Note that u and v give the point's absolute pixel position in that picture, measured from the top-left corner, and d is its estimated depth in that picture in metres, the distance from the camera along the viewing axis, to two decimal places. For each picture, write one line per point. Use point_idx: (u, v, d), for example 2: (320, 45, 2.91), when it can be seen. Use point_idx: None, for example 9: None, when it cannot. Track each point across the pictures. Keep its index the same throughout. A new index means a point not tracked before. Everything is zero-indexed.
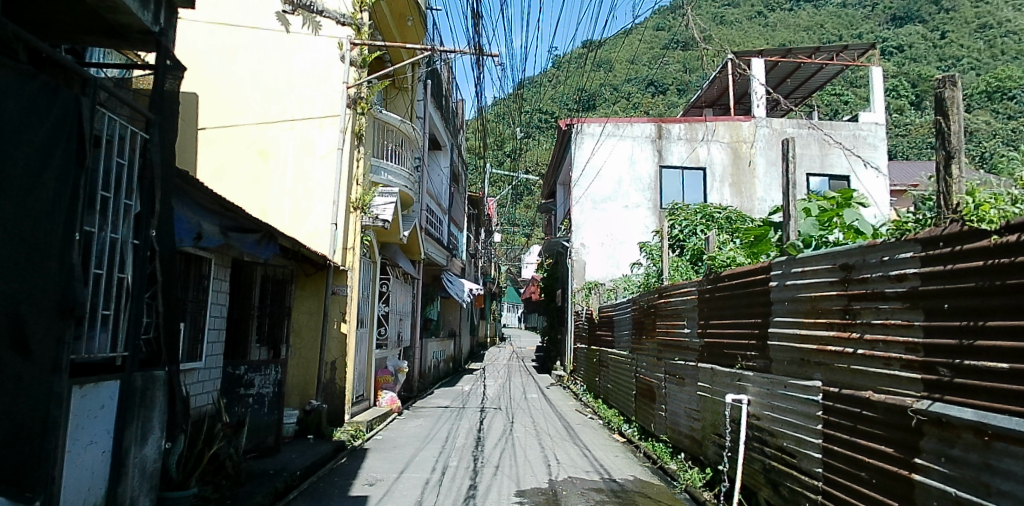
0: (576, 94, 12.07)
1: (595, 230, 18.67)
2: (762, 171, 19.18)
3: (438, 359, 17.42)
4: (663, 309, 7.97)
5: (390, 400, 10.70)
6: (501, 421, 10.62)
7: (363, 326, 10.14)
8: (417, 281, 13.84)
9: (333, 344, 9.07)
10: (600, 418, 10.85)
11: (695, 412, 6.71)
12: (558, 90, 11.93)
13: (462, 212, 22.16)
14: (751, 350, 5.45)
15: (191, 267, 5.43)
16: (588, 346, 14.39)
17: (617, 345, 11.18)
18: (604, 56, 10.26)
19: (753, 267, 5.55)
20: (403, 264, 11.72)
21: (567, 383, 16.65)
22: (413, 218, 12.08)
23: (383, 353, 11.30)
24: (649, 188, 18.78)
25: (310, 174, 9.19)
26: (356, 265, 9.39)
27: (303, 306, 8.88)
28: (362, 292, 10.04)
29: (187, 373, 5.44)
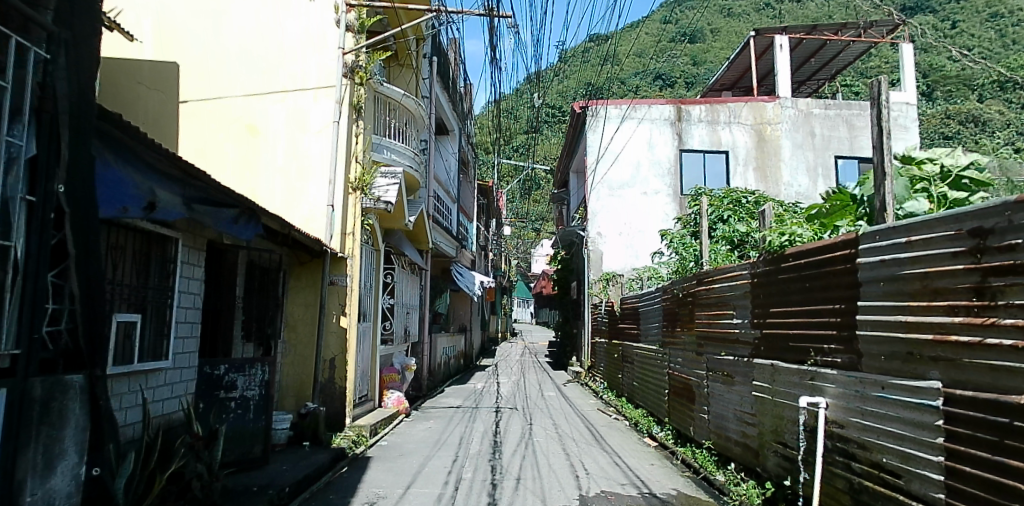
0: (585, 90, 11.22)
1: (613, 218, 17.64)
2: (789, 154, 18.00)
3: (449, 356, 16.50)
4: (704, 298, 6.98)
5: (397, 401, 9.78)
6: (519, 423, 9.66)
7: (366, 321, 9.24)
8: (425, 271, 12.93)
9: (332, 340, 8.17)
10: (628, 420, 9.87)
11: (750, 416, 5.73)
12: (566, 85, 11.05)
13: (472, 201, 21.26)
14: (830, 343, 4.48)
15: (150, 248, 4.58)
16: (609, 340, 13.41)
17: (644, 339, 10.18)
18: (611, 51, 9.39)
19: (830, 241, 4.57)
20: (409, 252, 10.80)
21: (585, 380, 15.65)
22: (420, 203, 11.15)
23: (389, 349, 10.39)
24: (668, 173, 17.74)
25: (303, 151, 8.33)
26: (356, 252, 8.42)
27: (298, 298, 8.01)
28: (365, 283, 9.13)
29: (148, 375, 4.57)
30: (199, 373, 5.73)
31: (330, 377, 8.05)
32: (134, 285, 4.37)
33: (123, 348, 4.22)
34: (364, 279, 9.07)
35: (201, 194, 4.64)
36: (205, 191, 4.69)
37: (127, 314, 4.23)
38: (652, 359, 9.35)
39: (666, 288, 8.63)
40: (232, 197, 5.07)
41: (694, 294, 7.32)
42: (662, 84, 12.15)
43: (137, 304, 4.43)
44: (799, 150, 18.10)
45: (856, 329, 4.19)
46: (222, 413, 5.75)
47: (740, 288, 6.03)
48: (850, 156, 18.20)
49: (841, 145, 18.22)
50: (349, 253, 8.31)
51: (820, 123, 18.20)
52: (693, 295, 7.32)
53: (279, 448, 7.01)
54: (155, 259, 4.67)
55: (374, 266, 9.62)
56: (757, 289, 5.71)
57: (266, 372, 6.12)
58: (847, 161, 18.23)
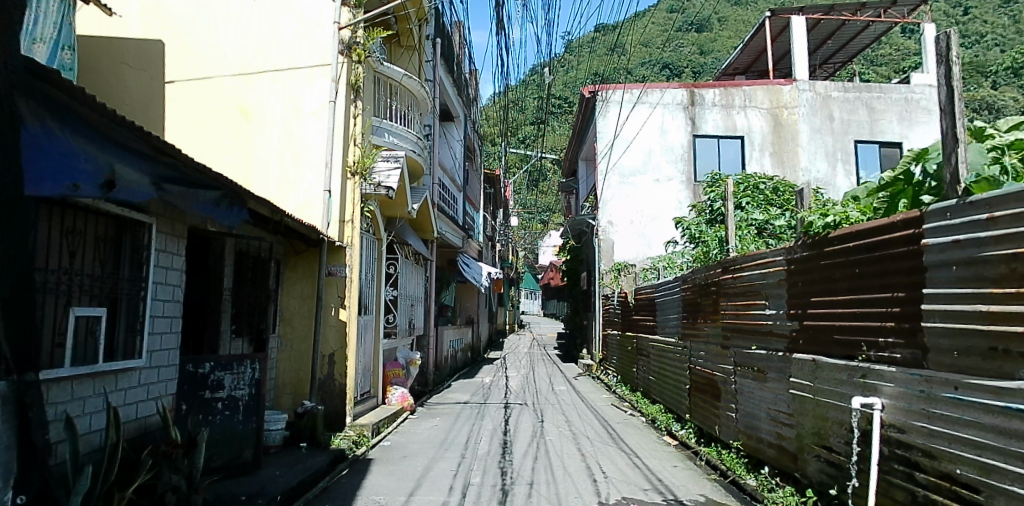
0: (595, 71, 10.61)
1: (624, 207, 17.05)
2: (806, 139, 17.31)
3: (455, 349, 16.01)
4: (730, 287, 6.43)
5: (401, 397, 9.30)
6: (529, 420, 9.17)
7: (367, 313, 8.76)
8: (430, 262, 12.42)
9: (331, 334, 7.69)
10: (645, 416, 9.35)
11: (787, 416, 5.19)
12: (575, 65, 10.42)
13: (478, 190, 20.74)
14: (886, 336, 3.94)
15: (119, 235, 4.11)
16: (622, 333, 12.88)
17: (661, 331, 9.65)
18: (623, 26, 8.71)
19: (884, 220, 4.02)
20: (412, 241, 10.28)
21: (597, 374, 15.14)
22: (423, 190, 10.63)
23: (393, 343, 9.91)
24: (681, 159, 17.12)
25: (297, 133, 7.82)
26: (356, 241, 7.92)
27: (293, 290, 7.55)
28: (365, 273, 8.64)
29: (117, 376, 4.11)
30: (182, 372, 5.23)
31: (329, 374, 7.58)
32: (99, 275, 3.90)
33: (84, 345, 3.75)
34: (364, 269, 8.55)
35: (175, 174, 4.10)
36: (181, 170, 4.14)
37: (89, 308, 3.76)
38: (670, 352, 8.82)
39: (686, 278, 8.09)
40: (214, 180, 4.55)
41: (719, 283, 6.76)
42: (675, 64, 11.50)
43: (104, 297, 3.96)
44: (817, 135, 17.39)
45: (921, 320, 3.63)
46: (207, 415, 5.27)
47: (774, 276, 5.46)
48: (869, 140, 17.48)
49: (861, 130, 17.49)
50: (348, 242, 7.79)
51: (839, 106, 17.48)
52: (718, 285, 6.76)
53: (273, 450, 6.55)
54: (126, 247, 4.20)
55: (376, 256, 9.12)
56: (794, 276, 5.15)
57: (256, 369, 5.64)
58: (867, 146, 17.53)
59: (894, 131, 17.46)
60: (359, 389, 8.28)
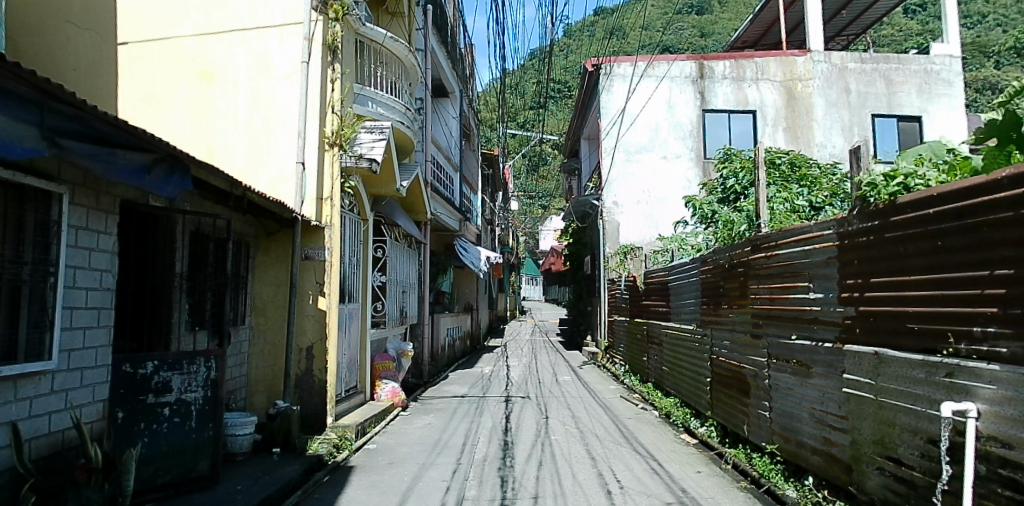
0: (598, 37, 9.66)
1: (630, 187, 16.16)
2: (822, 113, 16.33)
3: (453, 337, 15.27)
4: (762, 268, 5.57)
5: (392, 392, 8.52)
6: (533, 415, 8.38)
7: (352, 302, 7.94)
8: (423, 246, 11.59)
9: (309, 325, 6.87)
10: (659, 409, 8.57)
11: (837, 419, 4.37)
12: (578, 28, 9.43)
13: (476, 172, 19.86)
14: (984, 324, 2.98)
15: (12, 206, 3.28)
16: (630, 319, 12.08)
17: (675, 318, 8.83)
18: None
19: (976, 179, 3.09)
20: (403, 223, 9.42)
21: (603, 363, 14.35)
22: (414, 166, 9.75)
23: (383, 334, 9.11)
24: (690, 135, 16.19)
25: (267, 100, 6.97)
26: (336, 221, 7.06)
27: (266, 275, 6.79)
28: (348, 258, 7.81)
29: (18, 383, 3.30)
30: (116, 374, 4.29)
31: (308, 369, 6.81)
32: None
33: None
34: (346, 253, 7.70)
35: (74, 122, 3.12)
36: (87, 123, 3.21)
37: None
38: (687, 341, 8.00)
39: (707, 259, 7.25)
40: (148, 142, 3.68)
41: (748, 264, 5.91)
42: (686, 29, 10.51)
43: None
44: (833, 109, 16.38)
45: None
46: (152, 423, 4.47)
47: (820, 253, 4.61)
48: (888, 114, 16.43)
49: (879, 103, 16.43)
50: (328, 222, 6.95)
51: (856, 78, 16.42)
52: (747, 265, 5.90)
53: (239, 458, 5.74)
54: (29, 223, 3.39)
55: (361, 239, 8.28)
56: (847, 254, 4.28)
57: (212, 368, 4.86)
58: (886, 120, 16.49)
59: (914, 104, 16.40)
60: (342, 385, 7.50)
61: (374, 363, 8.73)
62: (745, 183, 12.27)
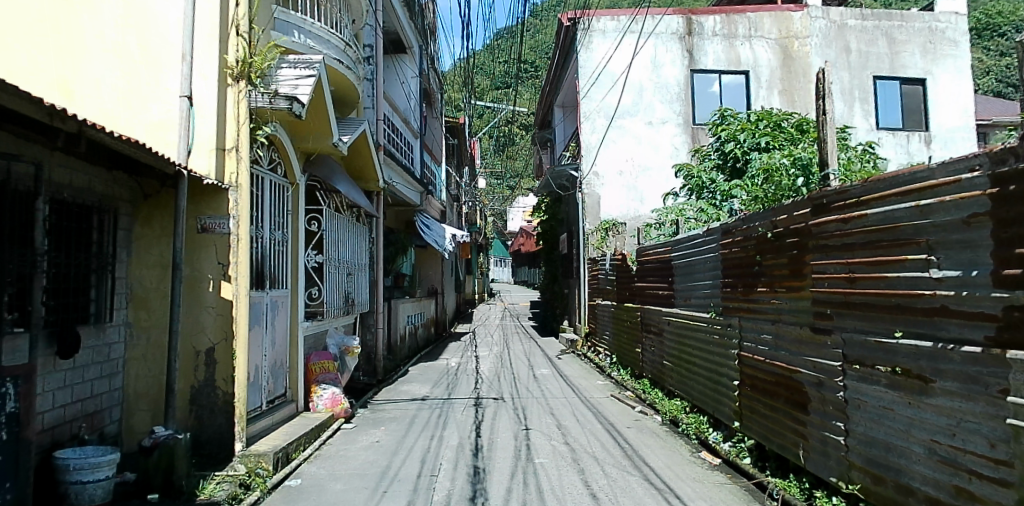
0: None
1: (611, 154, 14.56)
2: (820, 74, 15.15)
3: (415, 324, 13.57)
4: (833, 237, 4.08)
5: (331, 400, 6.74)
6: (509, 425, 6.76)
7: (277, 288, 6.16)
8: (376, 220, 9.77)
9: (207, 321, 5.05)
10: (666, 416, 7.06)
11: (986, 462, 2.84)
12: None
13: (439, 142, 18.00)
14: None
15: None
16: (617, 304, 10.61)
17: (683, 303, 7.32)
18: None
19: None
20: (345, 189, 7.48)
21: (584, 352, 12.83)
22: (360, 120, 7.87)
23: (323, 326, 7.34)
24: (678, 98, 14.66)
25: (143, 16, 5.07)
26: (244, 182, 5.14)
27: (147, 253, 5.00)
28: (270, 232, 6.00)
29: None
30: None
31: (208, 380, 5.02)
32: None
33: None
34: (267, 226, 5.91)
35: None
36: None
37: None
38: (701, 332, 6.52)
39: (733, 230, 5.74)
40: None
41: (806, 231, 4.42)
42: None
43: None
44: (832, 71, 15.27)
45: None
46: None
47: (951, 210, 3.04)
48: (891, 76, 15.43)
49: (880, 64, 15.39)
50: (233, 184, 5.06)
51: (856, 36, 15.29)
52: (807, 232, 4.40)
53: None
54: None
55: (289, 208, 6.49)
56: (1010, 207, 2.68)
57: (8, 397, 3.12)
58: (888, 82, 15.49)
59: (918, 65, 15.44)
60: (257, 398, 5.73)
61: (309, 363, 6.90)
62: (746, 146, 10.91)
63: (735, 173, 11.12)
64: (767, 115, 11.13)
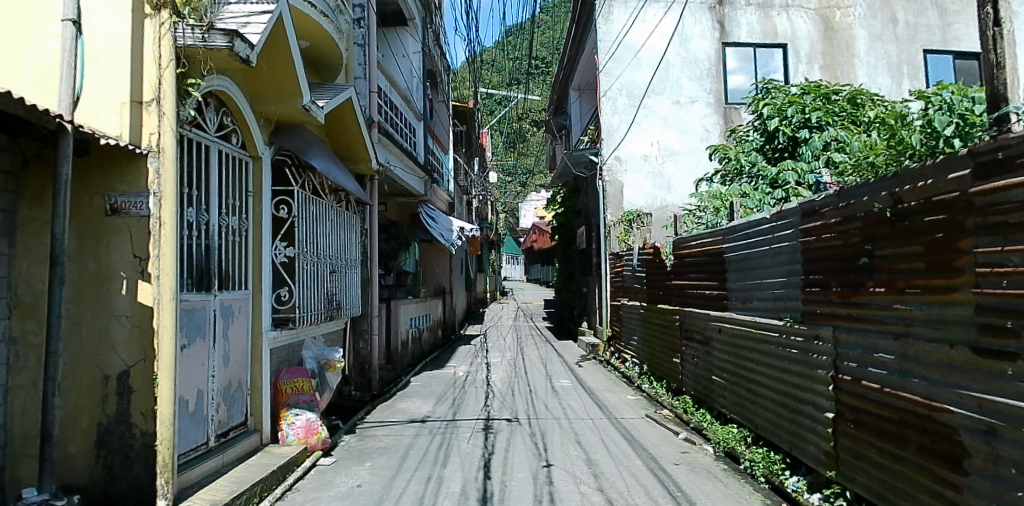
0: None
1: (634, 137, 13.15)
2: (865, 48, 13.71)
3: (420, 327, 12.30)
4: (1020, 208, 2.67)
5: (305, 429, 5.39)
6: (525, 460, 5.42)
7: (230, 289, 4.86)
8: (370, 209, 8.46)
9: (118, 334, 3.73)
10: (721, 448, 5.69)
11: None
12: None
13: (445, 128, 16.71)
14: None
15: None
16: (646, 305, 9.24)
17: (740, 307, 5.92)
18: None
19: None
20: (326, 166, 6.15)
21: (607, 358, 11.48)
22: (343, 86, 6.53)
23: (301, 335, 6.04)
24: (708, 74, 13.22)
25: None
26: (168, 145, 3.82)
27: (36, 246, 3.71)
28: (218, 218, 4.69)
29: None
30: None
31: (120, 415, 3.71)
32: None
33: None
34: (216, 211, 4.64)
35: None
36: None
37: None
38: (771, 345, 5.16)
39: (825, 210, 4.40)
40: None
41: (962, 204, 3.06)
42: None
43: None
44: (877, 44, 13.77)
45: None
46: None
47: None
48: (942, 50, 13.88)
49: (931, 36, 13.86)
50: (154, 148, 3.76)
51: (903, 6, 13.82)
52: (965, 205, 3.03)
53: None
54: None
55: (250, 190, 5.22)
56: None
57: None
58: (938, 57, 13.93)
59: (972, 38, 13.87)
60: (203, 431, 4.45)
61: (278, 382, 5.52)
62: (795, 123, 9.66)
63: (779, 152, 9.93)
64: (815, 87, 9.91)
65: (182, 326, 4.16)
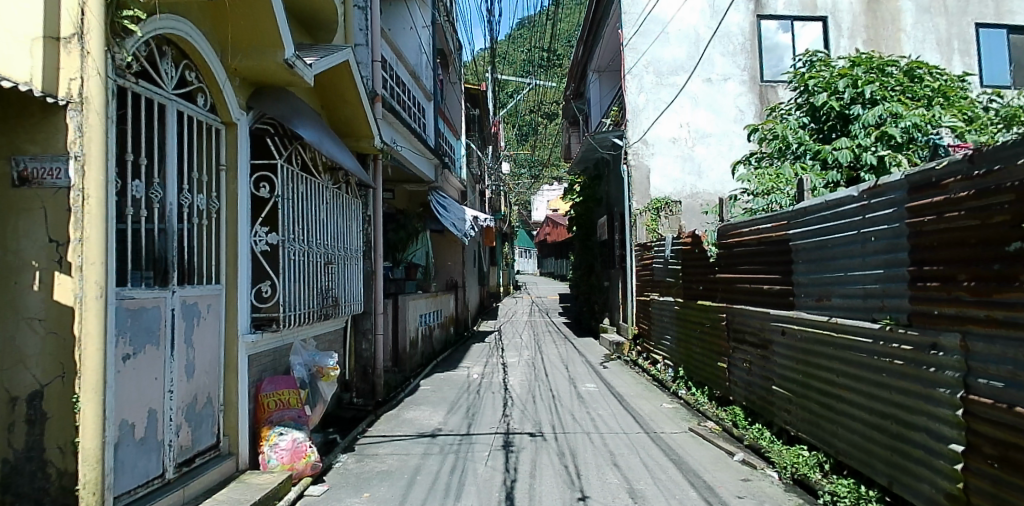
0: None
1: (662, 118, 12.11)
2: (911, 21, 12.56)
3: (430, 323, 11.39)
4: None
5: (291, 453, 4.49)
6: (554, 489, 4.50)
7: (195, 282, 3.98)
8: (373, 192, 7.55)
9: (27, 343, 2.86)
10: (788, 474, 4.70)
11: None
12: None
13: (456, 110, 15.74)
14: None
15: None
16: (682, 302, 8.23)
17: (813, 305, 4.91)
18: None
19: None
20: (320, 138, 5.24)
21: (633, 359, 10.50)
22: (340, 45, 5.61)
23: (288, 337, 5.12)
24: (742, 50, 12.14)
25: None
26: (94, 95, 2.90)
27: None
28: (175, 194, 3.79)
29: None
30: None
31: (32, 449, 2.85)
32: None
33: None
34: (173, 187, 3.75)
35: None
36: None
37: None
38: (861, 353, 4.15)
39: (947, 181, 3.41)
40: None
41: None
42: None
43: None
44: (924, 17, 12.61)
45: None
46: None
47: None
48: (995, 25, 12.68)
49: (984, 9, 12.67)
50: (76, 99, 2.87)
51: None
52: None
53: None
54: None
55: (221, 162, 4.36)
56: None
57: None
58: (992, 32, 12.72)
59: None
60: (159, 461, 3.56)
61: (259, 395, 4.63)
62: (846, 98, 8.52)
63: (826, 131, 8.80)
64: (866, 59, 8.74)
65: (127, 330, 3.28)
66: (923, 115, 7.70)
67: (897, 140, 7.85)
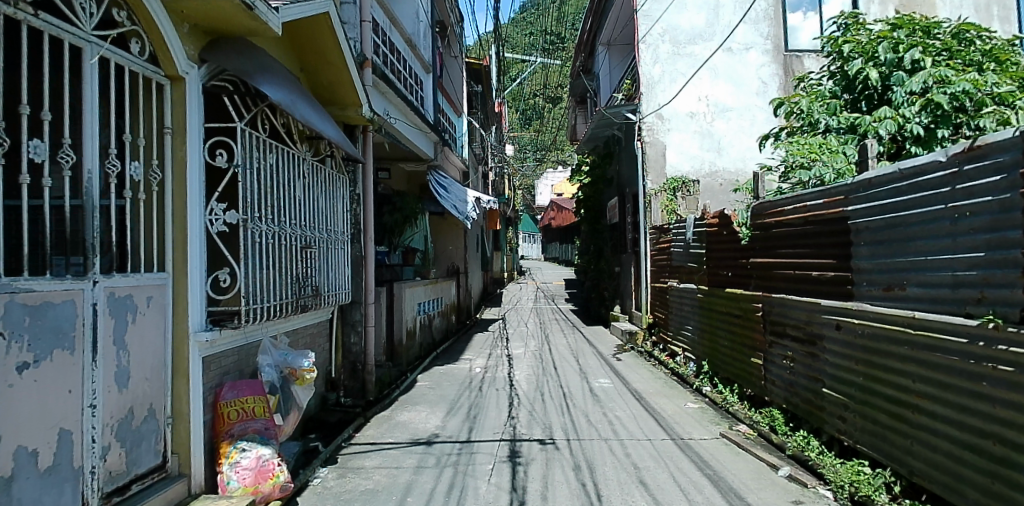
0: None
1: (679, 91, 11.24)
2: None
3: (430, 312, 10.67)
4: None
5: (255, 473, 3.72)
6: None
7: (127, 270, 3.22)
8: (362, 168, 6.75)
9: None
10: (847, 495, 3.94)
11: None
12: None
13: (457, 85, 14.86)
14: None
15: None
16: (706, 290, 7.44)
17: (879, 294, 4.11)
18: None
19: None
20: (292, 99, 4.41)
21: (648, 350, 9.75)
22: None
23: (256, 333, 4.37)
24: (766, 16, 11.22)
25: None
26: None
27: None
28: (94, 157, 3.00)
29: None
30: None
31: None
32: None
33: None
34: (94, 150, 2.99)
35: None
36: None
37: None
38: (950, 355, 3.36)
39: None
40: None
41: None
42: None
43: None
44: None
45: None
46: None
47: None
48: None
49: None
50: None
51: None
52: None
53: None
54: None
55: (164, 125, 3.57)
56: None
57: None
58: None
59: None
60: (77, 494, 2.84)
61: (218, 404, 3.89)
62: (886, 64, 7.57)
63: (863, 101, 7.87)
64: (908, 20, 7.78)
65: (23, 333, 2.53)
66: (976, 79, 6.75)
67: (944, 110, 6.90)
